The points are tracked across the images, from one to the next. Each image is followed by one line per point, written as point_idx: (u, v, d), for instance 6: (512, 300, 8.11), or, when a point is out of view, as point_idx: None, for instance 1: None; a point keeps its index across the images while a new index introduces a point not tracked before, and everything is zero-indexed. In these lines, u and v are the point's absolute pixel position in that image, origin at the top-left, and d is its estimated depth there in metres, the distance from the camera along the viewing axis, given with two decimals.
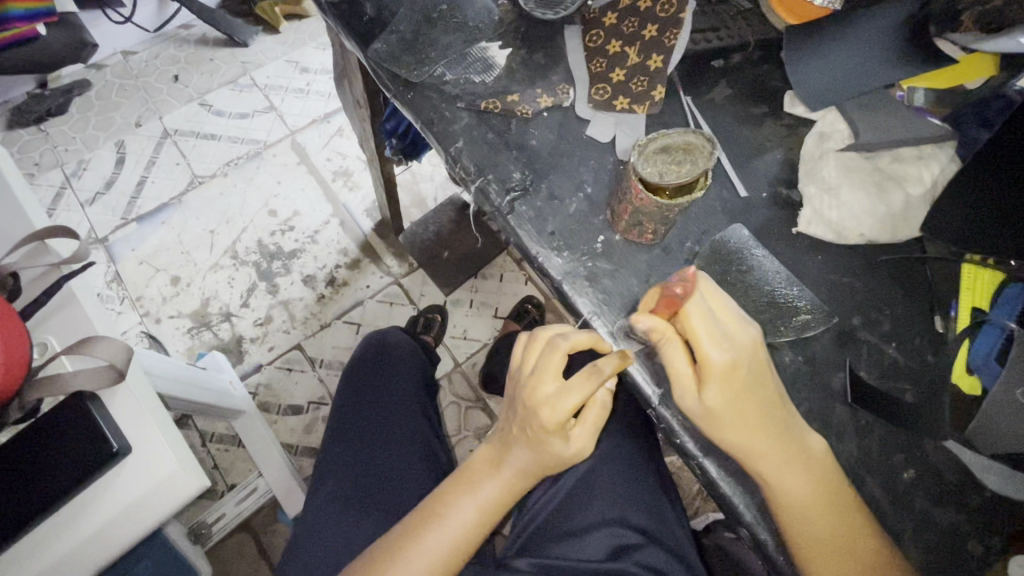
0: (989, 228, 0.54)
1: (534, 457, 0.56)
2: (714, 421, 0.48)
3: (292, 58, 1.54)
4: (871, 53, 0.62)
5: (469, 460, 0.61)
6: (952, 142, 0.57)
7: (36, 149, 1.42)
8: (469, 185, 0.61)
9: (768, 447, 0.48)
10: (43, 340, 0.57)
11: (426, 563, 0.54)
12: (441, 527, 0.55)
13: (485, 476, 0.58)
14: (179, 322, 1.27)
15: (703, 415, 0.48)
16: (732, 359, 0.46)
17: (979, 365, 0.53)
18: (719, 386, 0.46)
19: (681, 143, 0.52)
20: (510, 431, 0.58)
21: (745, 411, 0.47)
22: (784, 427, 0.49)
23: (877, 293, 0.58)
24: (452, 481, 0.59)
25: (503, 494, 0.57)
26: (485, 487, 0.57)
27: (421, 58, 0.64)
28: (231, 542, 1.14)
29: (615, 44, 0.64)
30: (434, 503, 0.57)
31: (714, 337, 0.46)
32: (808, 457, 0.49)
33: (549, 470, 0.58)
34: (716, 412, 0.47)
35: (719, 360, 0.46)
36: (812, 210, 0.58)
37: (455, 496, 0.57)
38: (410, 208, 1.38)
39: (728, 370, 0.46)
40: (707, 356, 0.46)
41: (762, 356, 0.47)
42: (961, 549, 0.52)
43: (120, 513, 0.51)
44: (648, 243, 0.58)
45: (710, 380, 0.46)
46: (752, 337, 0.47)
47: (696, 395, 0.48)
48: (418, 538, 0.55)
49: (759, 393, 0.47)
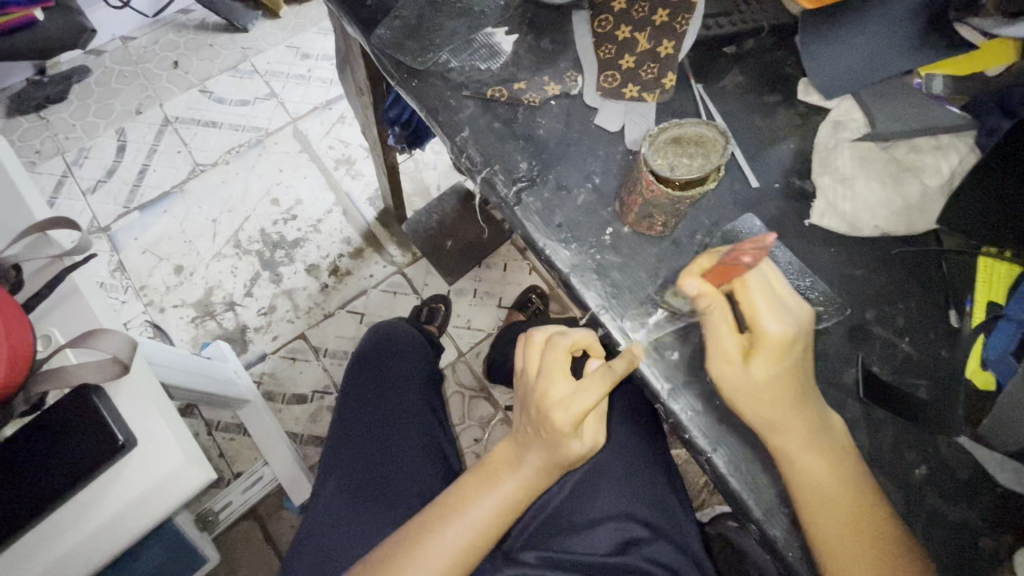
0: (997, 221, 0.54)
1: (550, 457, 0.55)
2: (752, 396, 0.47)
3: (293, 43, 1.52)
4: (887, 40, 0.61)
5: (487, 457, 0.60)
6: (972, 132, 0.56)
7: (37, 136, 1.40)
8: (475, 175, 0.60)
9: (787, 423, 0.47)
10: (46, 333, 0.56)
11: (445, 561, 0.53)
12: (463, 522, 0.55)
13: (505, 472, 0.57)
14: (184, 311, 1.26)
15: (741, 390, 0.47)
16: (790, 333, 0.45)
17: (993, 359, 0.52)
18: (770, 359, 0.46)
19: (693, 135, 0.51)
20: (525, 432, 0.57)
21: (787, 391, 0.47)
22: (809, 412, 0.48)
23: (891, 285, 0.57)
24: (471, 477, 0.58)
25: (524, 491, 0.56)
26: (504, 484, 0.56)
27: (425, 44, 0.63)
28: (235, 530, 1.14)
29: (624, 30, 0.63)
30: (450, 500, 0.56)
31: (773, 311, 0.46)
32: (827, 440, 0.49)
33: (566, 467, 0.58)
34: (759, 388, 0.47)
35: (776, 332, 0.45)
36: (826, 202, 0.57)
37: (475, 493, 0.56)
38: (413, 197, 1.36)
39: (784, 343, 0.46)
40: (766, 327, 0.46)
41: (813, 337, 0.48)
42: (973, 547, 0.50)
43: (128, 505, 0.50)
44: (658, 235, 0.57)
45: (762, 351, 0.46)
46: (809, 313, 0.47)
47: (743, 372, 0.47)
48: (439, 534, 0.54)
49: (803, 367, 0.47)
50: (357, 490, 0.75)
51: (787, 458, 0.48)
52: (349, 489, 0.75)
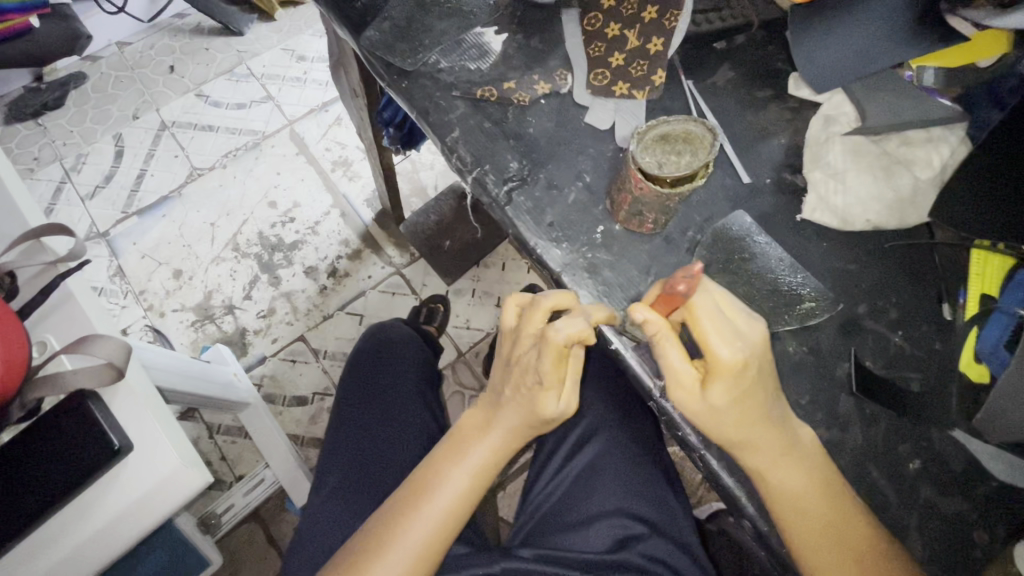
0: (987, 212, 0.54)
1: (524, 416, 0.58)
2: (715, 418, 0.47)
3: (289, 46, 1.52)
4: (878, 33, 0.60)
5: (455, 428, 0.63)
6: (963, 123, 0.56)
7: (34, 143, 1.41)
8: (466, 175, 0.60)
9: (762, 439, 0.47)
10: (42, 339, 0.56)
11: (423, 537, 0.56)
12: (438, 495, 0.57)
13: (474, 439, 0.60)
14: (183, 315, 1.27)
15: (703, 413, 0.47)
16: (740, 359, 0.44)
17: (987, 353, 0.52)
18: (726, 384, 0.45)
19: (681, 131, 0.51)
20: (500, 393, 0.60)
21: (750, 411, 0.46)
22: (782, 418, 0.48)
23: (883, 279, 0.57)
24: (444, 448, 0.61)
25: (491, 454, 0.59)
26: (476, 450, 0.59)
27: (415, 45, 0.63)
28: (238, 533, 1.15)
29: (614, 27, 0.63)
30: (428, 472, 0.59)
31: (724, 335, 0.45)
32: (812, 443, 0.49)
33: (534, 429, 0.60)
34: (718, 410, 0.47)
35: (728, 358, 0.44)
36: (818, 197, 0.57)
37: (447, 465, 0.59)
38: (410, 197, 1.37)
39: (737, 369, 0.44)
40: (716, 353, 0.44)
41: (768, 355, 0.47)
42: (968, 541, 0.50)
43: (122, 511, 0.50)
44: (649, 233, 0.57)
45: (717, 377, 0.45)
46: (761, 335, 0.46)
47: (701, 397, 0.47)
48: (415, 512, 0.57)
49: (760, 387, 0.46)
50: (354, 491, 0.75)
51: (779, 461, 0.48)
52: (345, 490, 0.75)
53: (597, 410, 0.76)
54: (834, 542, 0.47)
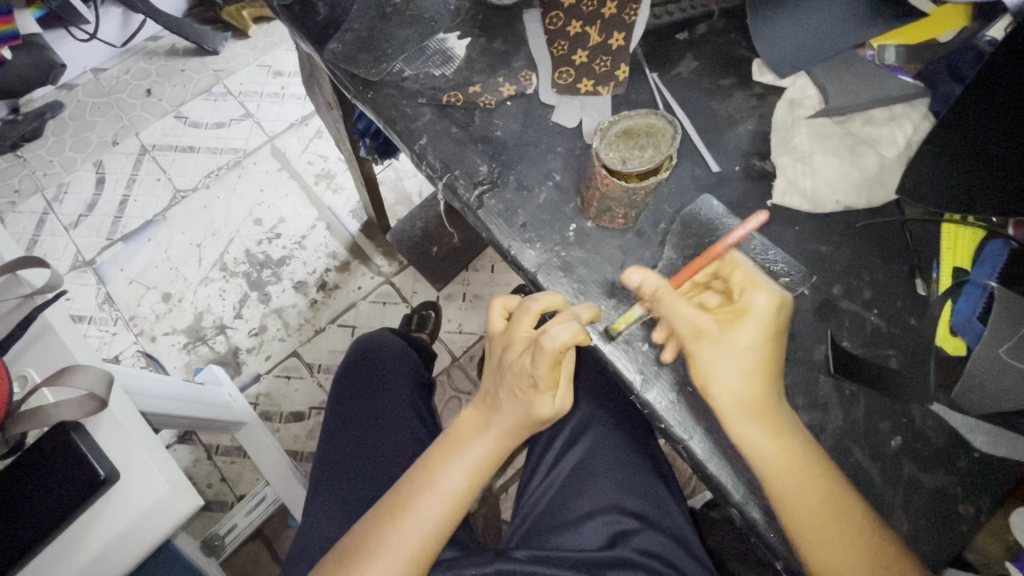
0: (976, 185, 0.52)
1: (519, 416, 0.58)
2: (735, 368, 0.48)
3: (264, 62, 1.52)
4: (832, 18, 0.61)
5: (454, 424, 0.63)
6: (924, 99, 0.56)
7: (15, 175, 1.40)
8: (436, 182, 0.60)
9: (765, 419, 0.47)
10: (21, 374, 0.55)
11: (418, 534, 0.56)
12: (436, 494, 0.57)
13: (473, 436, 0.60)
14: (174, 339, 1.26)
15: (726, 362, 0.48)
16: (776, 303, 0.48)
17: (961, 326, 0.54)
18: (758, 326, 0.48)
19: (643, 126, 0.51)
20: (493, 392, 0.60)
21: (768, 362, 0.49)
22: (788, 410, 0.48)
23: (856, 257, 0.57)
24: (438, 447, 0.60)
25: (492, 454, 0.59)
26: (472, 449, 0.59)
27: (378, 55, 0.62)
28: (244, 552, 1.15)
29: (575, 25, 0.63)
30: (422, 470, 0.59)
31: (759, 284, 0.49)
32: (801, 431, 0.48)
33: (532, 430, 0.60)
34: (743, 357, 0.48)
35: (762, 303, 0.48)
36: (787, 180, 0.57)
37: (444, 461, 0.59)
38: (395, 206, 1.37)
39: (769, 313, 0.48)
40: (756, 297, 0.48)
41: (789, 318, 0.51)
42: (954, 513, 0.51)
43: (113, 540, 0.50)
44: (621, 227, 0.57)
45: (750, 318, 0.48)
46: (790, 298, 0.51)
47: (727, 341, 0.48)
48: (412, 509, 0.57)
49: (783, 340, 0.49)
50: (349, 505, 0.75)
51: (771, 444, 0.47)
52: (339, 503, 0.75)
53: (588, 406, 0.76)
54: (834, 531, 0.47)
